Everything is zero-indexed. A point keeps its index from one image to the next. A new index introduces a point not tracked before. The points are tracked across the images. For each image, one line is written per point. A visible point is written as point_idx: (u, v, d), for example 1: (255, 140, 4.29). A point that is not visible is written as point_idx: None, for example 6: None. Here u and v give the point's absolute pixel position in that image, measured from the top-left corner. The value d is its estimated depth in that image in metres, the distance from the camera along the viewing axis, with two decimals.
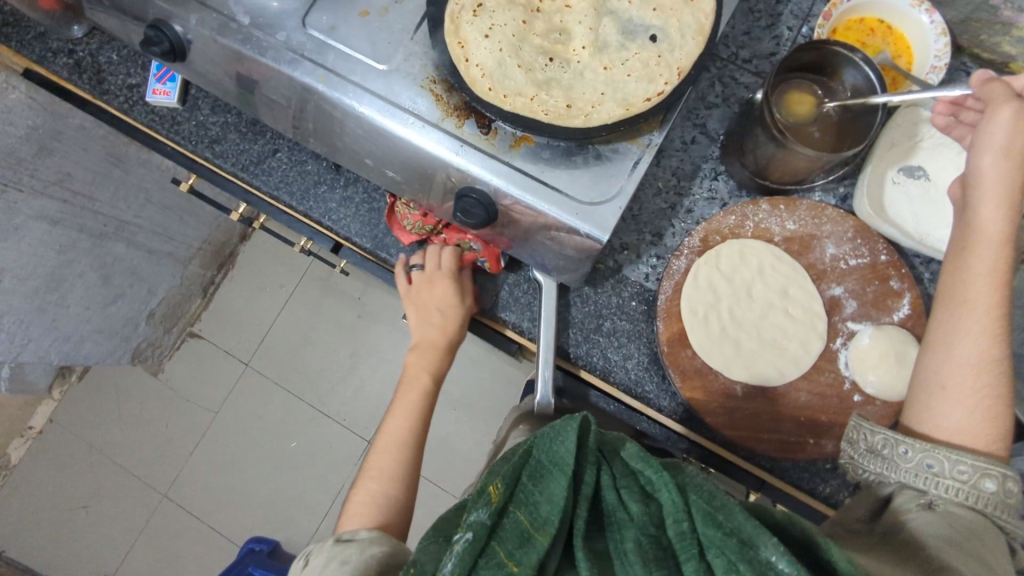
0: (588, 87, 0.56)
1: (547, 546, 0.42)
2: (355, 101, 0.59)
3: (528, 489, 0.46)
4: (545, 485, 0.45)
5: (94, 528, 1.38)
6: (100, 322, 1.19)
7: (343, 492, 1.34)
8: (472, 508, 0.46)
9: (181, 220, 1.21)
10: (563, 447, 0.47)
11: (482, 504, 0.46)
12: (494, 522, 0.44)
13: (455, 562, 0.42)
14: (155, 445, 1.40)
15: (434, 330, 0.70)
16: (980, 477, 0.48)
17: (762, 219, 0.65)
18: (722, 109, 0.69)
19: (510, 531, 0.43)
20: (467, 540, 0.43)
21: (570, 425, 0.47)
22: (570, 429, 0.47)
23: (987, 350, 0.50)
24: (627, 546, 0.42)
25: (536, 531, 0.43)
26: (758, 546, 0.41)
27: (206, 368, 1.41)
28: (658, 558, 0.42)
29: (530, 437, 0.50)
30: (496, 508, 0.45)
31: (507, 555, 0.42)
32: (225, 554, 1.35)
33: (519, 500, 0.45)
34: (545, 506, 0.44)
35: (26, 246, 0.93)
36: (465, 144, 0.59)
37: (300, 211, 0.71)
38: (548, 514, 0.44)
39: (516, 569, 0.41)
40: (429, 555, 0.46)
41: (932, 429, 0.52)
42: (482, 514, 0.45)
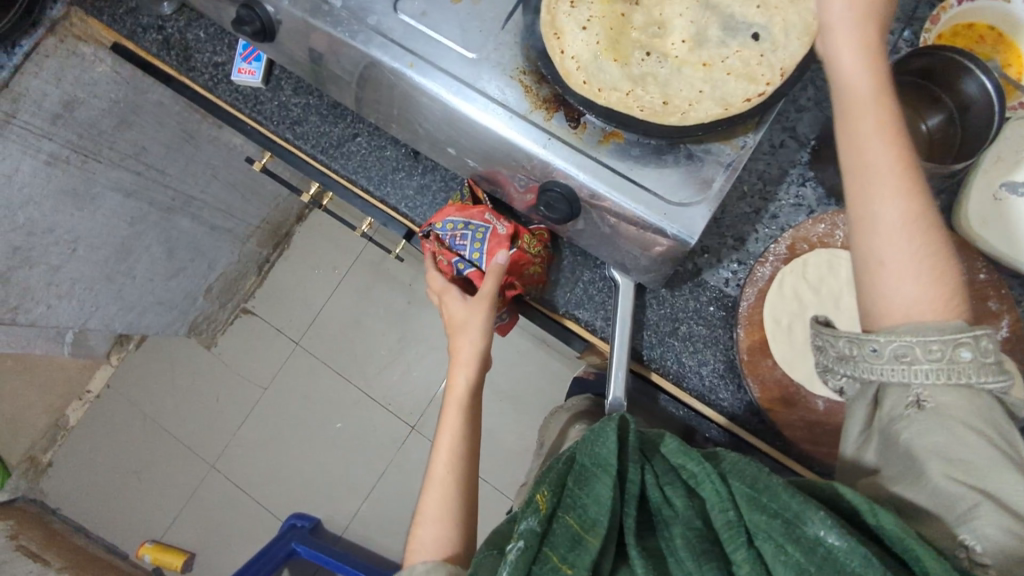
0: (685, 85, 0.54)
1: (598, 547, 0.41)
2: (441, 88, 0.58)
3: (574, 493, 0.45)
4: (590, 487, 0.44)
5: (144, 492, 1.42)
6: (161, 294, 1.23)
7: (385, 475, 1.36)
8: (522, 518, 0.46)
9: (242, 198, 1.23)
10: (604, 447, 0.45)
11: (531, 512, 0.45)
12: (544, 528, 0.43)
13: (511, 569, 0.41)
14: (204, 416, 1.43)
15: (472, 347, 0.66)
16: (954, 346, 0.42)
17: (853, 229, 0.62)
18: (814, 112, 0.67)
19: (561, 535, 0.42)
20: (520, 549, 0.42)
21: (609, 425, 0.46)
22: (608, 428, 0.46)
23: (906, 220, 0.45)
24: (676, 541, 0.41)
25: (587, 533, 0.42)
26: (803, 523, 0.39)
27: (257, 343, 1.44)
28: (709, 550, 0.40)
29: (572, 444, 0.49)
30: (545, 516, 0.44)
31: (560, 559, 0.41)
32: (268, 526, 1.38)
33: (567, 505, 0.44)
34: (591, 507, 0.43)
35: (101, 215, 0.97)
36: (552, 138, 0.58)
37: (376, 197, 0.72)
38: (596, 514, 0.43)
39: (570, 572, 0.40)
40: (487, 569, 0.45)
41: (886, 316, 0.45)
42: (531, 522, 0.44)
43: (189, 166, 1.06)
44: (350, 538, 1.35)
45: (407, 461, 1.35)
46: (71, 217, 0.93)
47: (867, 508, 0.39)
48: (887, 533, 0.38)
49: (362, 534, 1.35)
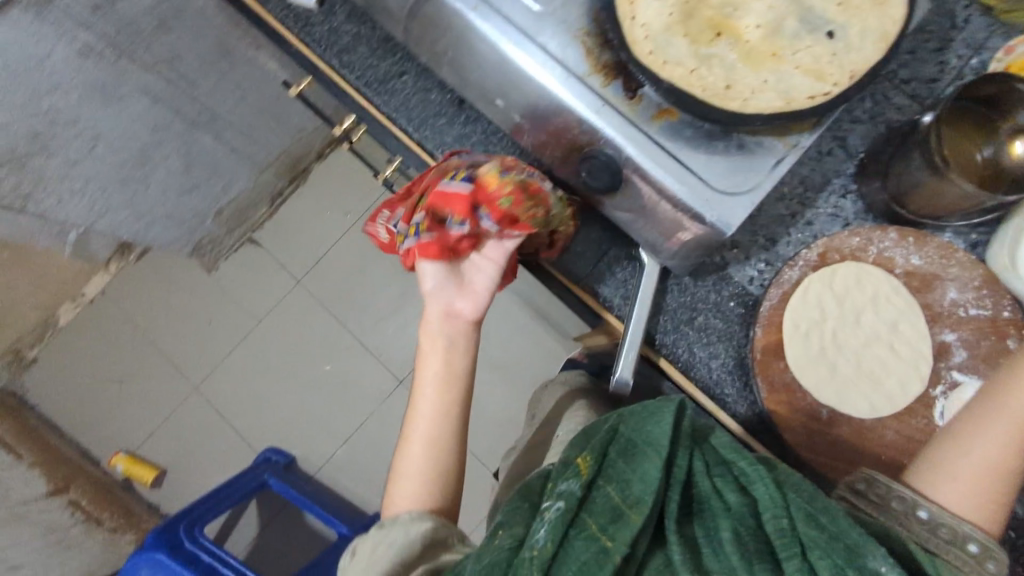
0: (751, 71, 0.53)
1: (640, 524, 0.42)
2: (503, 38, 0.57)
3: (619, 466, 0.45)
4: (638, 464, 0.44)
5: (124, 403, 1.42)
6: (171, 209, 1.21)
7: (366, 424, 1.36)
8: (559, 478, 0.47)
9: (267, 127, 1.21)
10: (660, 431, 0.45)
11: (571, 475, 0.46)
12: (584, 494, 0.45)
13: (550, 529, 0.43)
14: (195, 338, 1.43)
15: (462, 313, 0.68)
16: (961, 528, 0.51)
17: (886, 247, 0.62)
18: (868, 125, 0.66)
19: (602, 506, 0.43)
20: (559, 510, 0.43)
21: (668, 407, 0.46)
22: (667, 411, 0.46)
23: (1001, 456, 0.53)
24: (722, 534, 0.42)
25: (628, 508, 0.43)
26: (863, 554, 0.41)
27: (258, 274, 1.43)
28: (757, 550, 0.41)
29: (618, 415, 0.49)
30: (587, 482, 0.45)
31: (599, 529, 0.42)
32: (243, 456, 1.38)
33: (610, 475, 0.45)
34: (637, 484, 0.44)
35: (125, 116, 0.95)
36: (606, 105, 0.57)
37: (414, 139, 0.70)
38: (640, 493, 0.43)
39: (610, 544, 0.41)
40: (518, 521, 0.46)
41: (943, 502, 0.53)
42: (574, 484, 0.45)
43: (219, 84, 1.03)
44: (323, 480, 1.36)
45: (391, 414, 1.36)
46: (96, 114, 0.91)
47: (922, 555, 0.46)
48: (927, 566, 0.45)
49: (335, 478, 1.35)
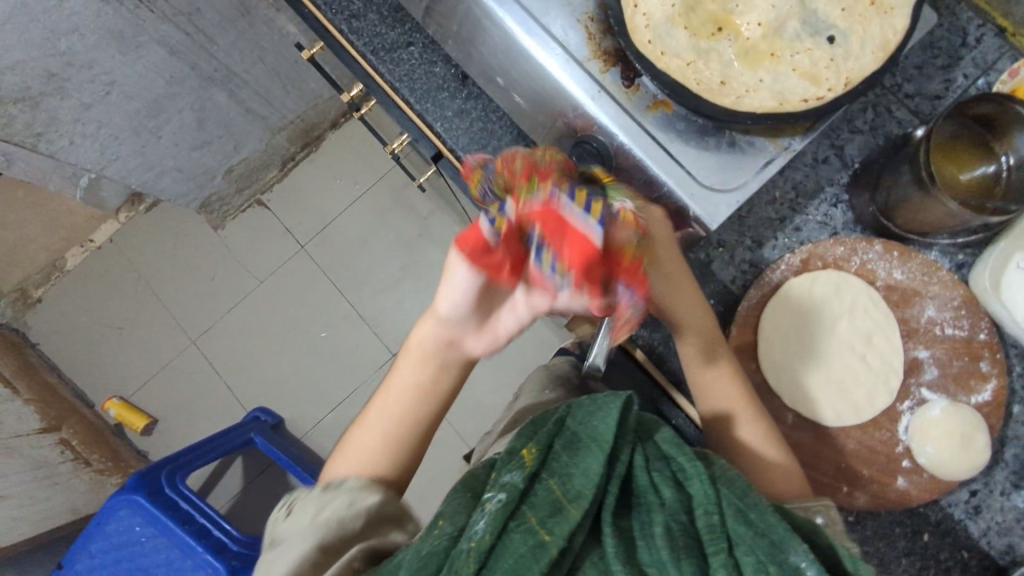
0: (748, 70, 0.54)
1: (579, 518, 0.42)
2: (508, 16, 0.57)
3: (562, 459, 0.46)
4: (581, 458, 0.45)
5: (122, 350, 1.45)
6: (182, 163, 1.22)
7: (356, 393, 1.38)
8: (504, 470, 0.47)
9: (283, 90, 1.22)
10: (603, 425, 0.46)
11: (516, 466, 0.46)
12: (526, 486, 0.45)
13: (489, 518, 0.42)
14: (197, 293, 1.45)
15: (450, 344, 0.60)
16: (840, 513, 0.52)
17: (869, 259, 0.62)
18: (867, 136, 0.65)
19: (543, 498, 0.43)
20: (501, 500, 0.43)
21: (613, 402, 0.47)
22: (612, 406, 0.47)
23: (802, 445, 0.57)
24: (654, 528, 0.42)
25: (569, 502, 0.43)
26: (787, 549, 0.41)
27: (263, 236, 1.45)
28: (686, 545, 0.42)
29: (566, 407, 0.50)
30: (530, 473, 0.45)
31: (539, 522, 0.42)
32: (232, 413, 1.41)
33: (552, 468, 0.45)
34: (579, 478, 0.44)
35: (142, 65, 0.96)
36: (602, 91, 0.57)
37: (414, 110, 0.70)
38: (581, 487, 0.44)
39: (547, 537, 0.41)
40: (456, 511, 0.45)
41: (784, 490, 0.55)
42: (516, 476, 0.45)
43: (237, 42, 1.04)
44: (308, 444, 1.38)
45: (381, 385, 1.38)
46: (113, 59, 0.92)
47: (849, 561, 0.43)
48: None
49: (320, 443, 1.38)
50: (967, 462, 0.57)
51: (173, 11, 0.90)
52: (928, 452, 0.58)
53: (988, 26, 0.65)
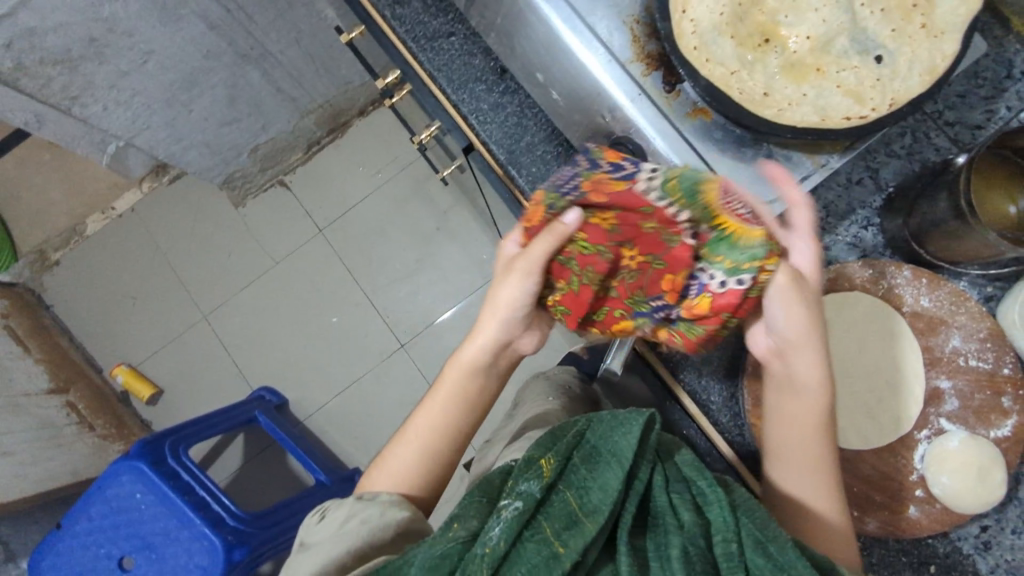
0: (791, 83, 0.53)
1: (594, 534, 0.42)
2: (554, 14, 0.58)
3: (580, 472, 0.45)
4: (599, 473, 0.45)
5: (134, 319, 1.46)
6: (210, 138, 1.23)
7: (362, 380, 1.39)
8: (521, 478, 0.46)
9: (315, 73, 1.23)
10: (624, 440, 0.46)
11: (533, 475, 0.46)
12: (542, 496, 0.44)
13: (504, 526, 0.42)
14: (213, 269, 1.46)
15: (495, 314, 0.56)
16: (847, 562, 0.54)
17: (897, 284, 0.61)
18: (902, 161, 0.65)
19: (559, 510, 0.43)
20: (516, 509, 0.43)
21: (637, 419, 0.46)
22: (635, 422, 0.46)
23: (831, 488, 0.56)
24: (671, 551, 0.41)
25: (584, 516, 0.43)
26: None
27: (282, 217, 1.45)
28: (704, 571, 0.41)
29: (587, 420, 0.50)
30: (547, 484, 0.45)
31: (554, 533, 0.42)
32: (237, 390, 1.41)
33: (570, 481, 0.45)
34: (596, 492, 0.44)
35: (180, 37, 0.97)
36: (642, 95, 0.57)
37: (450, 100, 0.70)
38: (598, 502, 0.43)
39: (562, 550, 0.41)
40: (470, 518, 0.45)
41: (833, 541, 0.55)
42: (534, 484, 0.45)
43: (275, 22, 1.05)
44: (309, 427, 1.38)
45: (387, 375, 1.38)
46: (153, 29, 0.93)
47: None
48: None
49: (322, 427, 1.38)
50: (980, 497, 0.56)
51: None
52: (942, 482, 0.57)
53: None
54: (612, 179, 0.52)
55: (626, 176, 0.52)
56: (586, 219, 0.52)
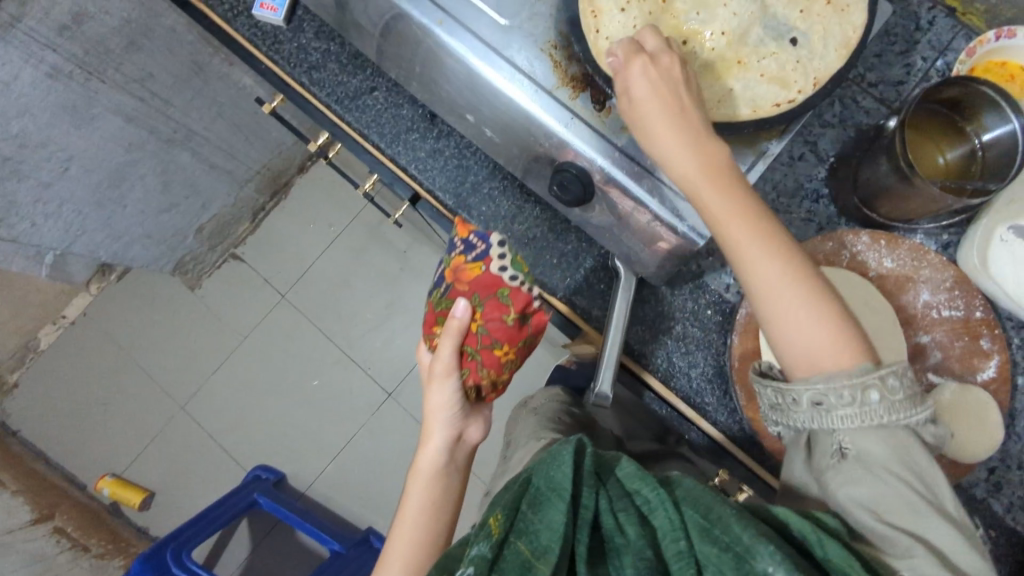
0: (715, 81, 0.53)
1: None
2: (470, 53, 0.57)
3: (526, 518, 0.43)
4: (544, 513, 0.43)
5: (110, 424, 1.40)
6: (151, 229, 1.20)
7: (355, 437, 1.36)
8: (472, 544, 0.44)
9: (245, 142, 1.20)
10: (558, 471, 0.44)
11: (482, 538, 0.43)
12: (494, 554, 0.42)
13: None
14: (181, 357, 1.41)
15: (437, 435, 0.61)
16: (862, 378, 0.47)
17: (859, 251, 0.62)
18: (836, 130, 0.66)
19: (512, 563, 0.41)
20: None
21: (565, 447, 0.45)
22: (565, 452, 0.45)
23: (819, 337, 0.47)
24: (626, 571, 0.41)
25: (537, 560, 0.41)
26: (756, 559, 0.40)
27: (242, 290, 1.42)
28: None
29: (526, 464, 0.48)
30: (497, 541, 0.42)
31: None
32: (231, 475, 1.37)
33: (518, 529, 0.43)
34: (545, 533, 0.42)
35: (98, 136, 0.94)
36: (574, 118, 0.57)
37: (386, 155, 0.69)
38: (549, 541, 0.41)
39: None
40: None
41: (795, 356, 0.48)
42: (483, 546, 0.42)
43: (194, 100, 1.02)
44: (313, 496, 1.35)
45: (380, 427, 1.36)
46: (68, 134, 0.90)
47: (815, 537, 0.41)
48: (831, 566, 0.40)
49: (325, 493, 1.35)
50: (983, 442, 0.57)
51: (125, 79, 0.90)
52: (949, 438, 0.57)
53: (939, 8, 0.66)
54: (469, 265, 0.57)
55: (480, 257, 0.57)
56: (471, 308, 0.57)
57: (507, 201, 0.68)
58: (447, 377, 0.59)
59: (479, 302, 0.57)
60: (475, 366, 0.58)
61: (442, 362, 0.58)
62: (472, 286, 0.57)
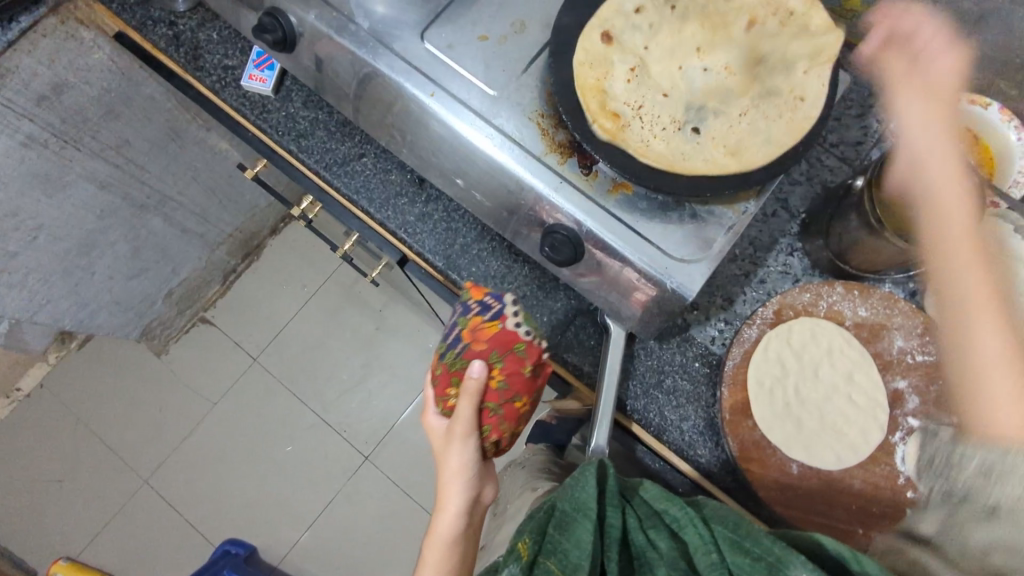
0: (729, 131, 0.56)
1: None
2: (460, 121, 0.59)
3: (555, 538, 0.45)
4: (572, 532, 0.45)
5: (64, 503, 1.31)
6: (118, 295, 1.17)
7: (332, 504, 1.31)
8: (502, 567, 0.45)
9: (219, 206, 1.19)
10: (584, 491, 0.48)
11: (512, 560, 0.45)
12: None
13: None
14: (145, 427, 1.35)
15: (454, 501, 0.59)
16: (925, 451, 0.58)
17: (835, 300, 0.65)
18: (805, 187, 0.70)
19: None
20: None
21: (589, 470, 0.49)
22: (589, 474, 0.48)
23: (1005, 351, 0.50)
24: None
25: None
26: (788, 567, 0.40)
27: (212, 354, 1.38)
28: None
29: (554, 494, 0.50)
30: (527, 562, 0.43)
31: None
32: (199, 552, 1.29)
33: (547, 550, 0.44)
34: (573, 551, 0.43)
35: (70, 204, 0.92)
36: (563, 182, 0.58)
37: (375, 219, 0.70)
38: (578, 559, 0.43)
39: None
40: None
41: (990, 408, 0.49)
42: (513, 571, 0.43)
43: (170, 165, 1.02)
44: (286, 570, 1.28)
45: (357, 493, 1.31)
46: (39, 203, 0.88)
47: (851, 555, 0.41)
48: None
49: (300, 566, 1.28)
50: None
51: (101, 146, 0.89)
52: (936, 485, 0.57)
53: None
54: (487, 323, 0.54)
55: (496, 315, 0.54)
56: (489, 366, 0.53)
57: (495, 262, 0.69)
58: (467, 437, 0.57)
59: (497, 358, 0.53)
60: (497, 421, 0.56)
61: (461, 424, 0.56)
62: (487, 343, 0.53)
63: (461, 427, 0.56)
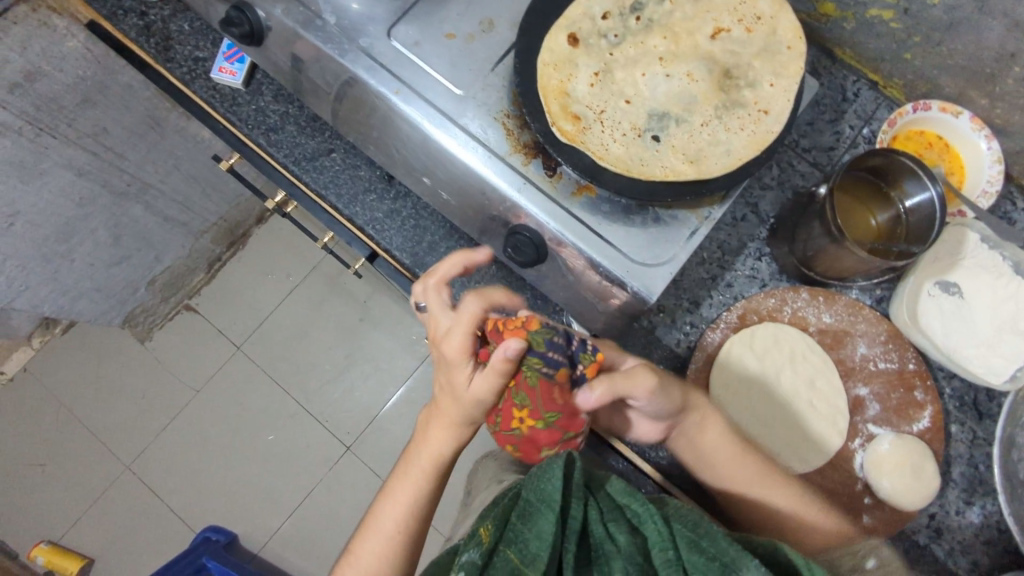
0: (690, 137, 0.57)
1: None
2: (424, 119, 0.59)
3: (515, 529, 0.44)
4: (533, 522, 0.44)
5: (47, 487, 1.32)
6: (100, 282, 1.17)
7: (312, 494, 1.32)
8: (462, 551, 0.45)
9: (202, 195, 1.19)
10: (548, 481, 0.46)
11: (473, 546, 0.45)
12: (484, 564, 0.43)
13: None
14: (128, 414, 1.36)
15: (443, 441, 0.57)
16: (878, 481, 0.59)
17: (800, 306, 0.65)
18: (776, 192, 0.70)
19: (500, 569, 0.42)
20: None
21: (555, 458, 0.46)
22: (555, 463, 0.46)
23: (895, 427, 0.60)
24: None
25: (524, 567, 0.41)
26: (742, 568, 0.40)
27: (196, 342, 1.39)
28: None
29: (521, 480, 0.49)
30: (487, 549, 0.44)
31: None
32: (180, 538, 1.30)
33: (508, 539, 0.44)
34: (533, 542, 0.42)
35: (47, 191, 0.92)
36: (527, 183, 0.58)
37: (343, 215, 0.70)
38: (537, 550, 0.42)
39: None
40: None
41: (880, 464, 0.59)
42: (472, 558, 0.44)
43: (149, 154, 1.01)
44: (267, 558, 1.29)
45: (338, 482, 1.32)
46: (15, 190, 0.88)
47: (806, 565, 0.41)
48: None
49: (280, 554, 1.29)
50: (922, 492, 0.59)
51: (77, 134, 0.89)
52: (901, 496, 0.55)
53: (863, 81, 0.72)
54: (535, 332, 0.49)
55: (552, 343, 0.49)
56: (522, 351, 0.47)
57: None
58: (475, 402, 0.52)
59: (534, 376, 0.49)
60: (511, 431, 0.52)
61: (473, 386, 0.51)
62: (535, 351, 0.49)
63: (474, 385, 0.51)
